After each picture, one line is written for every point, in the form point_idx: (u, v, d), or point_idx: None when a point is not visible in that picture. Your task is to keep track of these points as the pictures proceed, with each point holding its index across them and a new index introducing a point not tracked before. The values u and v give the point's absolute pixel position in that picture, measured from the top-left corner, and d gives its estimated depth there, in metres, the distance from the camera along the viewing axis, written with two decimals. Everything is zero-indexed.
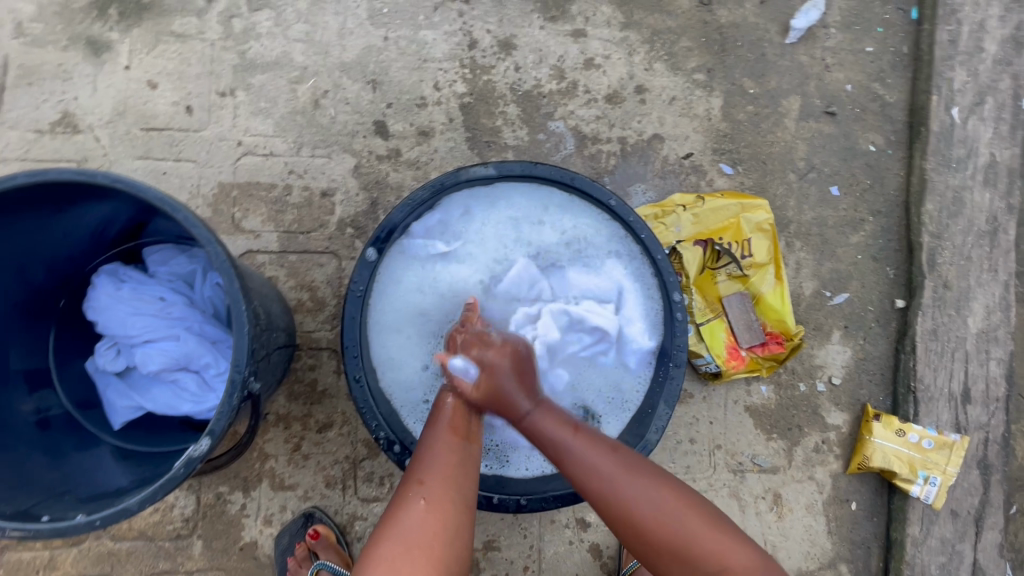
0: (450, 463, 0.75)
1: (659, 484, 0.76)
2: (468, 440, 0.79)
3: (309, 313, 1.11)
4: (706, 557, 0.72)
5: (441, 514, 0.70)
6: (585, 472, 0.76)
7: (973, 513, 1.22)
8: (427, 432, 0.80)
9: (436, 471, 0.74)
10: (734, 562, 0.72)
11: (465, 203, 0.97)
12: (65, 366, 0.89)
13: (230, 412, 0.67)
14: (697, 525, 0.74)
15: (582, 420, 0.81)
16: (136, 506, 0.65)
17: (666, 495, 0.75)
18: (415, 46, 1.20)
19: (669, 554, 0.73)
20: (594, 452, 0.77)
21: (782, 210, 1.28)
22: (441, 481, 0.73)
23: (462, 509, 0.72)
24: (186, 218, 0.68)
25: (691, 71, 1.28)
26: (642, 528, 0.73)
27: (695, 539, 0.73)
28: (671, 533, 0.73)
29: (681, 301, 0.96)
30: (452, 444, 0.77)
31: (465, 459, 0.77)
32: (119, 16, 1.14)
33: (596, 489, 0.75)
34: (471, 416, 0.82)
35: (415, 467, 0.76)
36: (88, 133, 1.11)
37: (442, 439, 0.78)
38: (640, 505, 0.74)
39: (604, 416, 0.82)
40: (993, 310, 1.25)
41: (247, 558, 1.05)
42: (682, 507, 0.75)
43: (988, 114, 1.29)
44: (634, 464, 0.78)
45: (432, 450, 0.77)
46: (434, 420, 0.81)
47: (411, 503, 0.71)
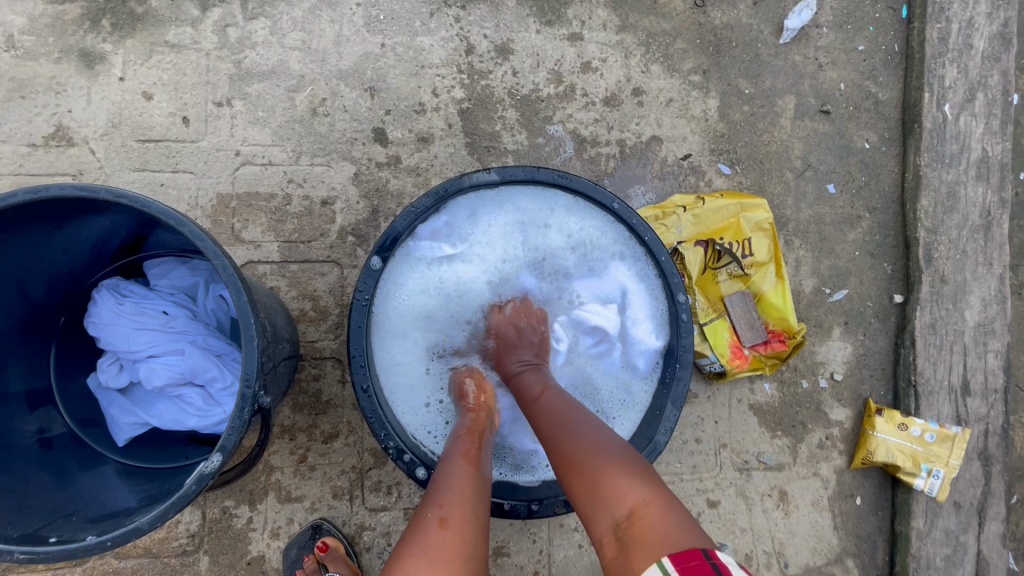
0: (465, 487, 0.73)
1: (597, 432, 0.77)
2: (481, 467, 0.78)
3: (312, 323, 1.10)
4: (615, 501, 0.68)
5: (459, 532, 0.67)
6: (544, 417, 0.82)
7: (976, 504, 1.23)
8: (442, 463, 0.78)
9: (453, 495, 0.72)
10: (644, 506, 0.67)
11: (469, 207, 0.97)
12: (67, 384, 0.87)
13: (240, 427, 0.66)
14: (615, 468, 0.71)
15: (548, 410, 0.83)
16: (148, 524, 0.64)
17: (597, 441, 0.76)
18: (412, 52, 1.20)
19: (582, 497, 0.71)
20: (554, 400, 0.84)
21: (781, 208, 1.29)
22: (459, 503, 0.71)
23: (479, 529, 0.69)
24: (191, 231, 0.67)
25: (687, 72, 1.29)
26: (567, 464, 0.74)
27: (607, 480, 0.70)
28: (590, 470, 0.72)
29: (686, 303, 0.97)
30: (462, 468, 0.77)
31: (480, 484, 0.75)
32: (111, 27, 1.13)
33: (544, 430, 0.80)
34: (483, 444, 0.82)
35: (431, 493, 0.73)
36: (83, 146, 1.10)
37: (454, 465, 0.77)
38: (573, 443, 0.76)
39: (567, 405, 0.83)
40: (989, 303, 1.27)
41: (254, 572, 1.04)
42: (608, 453, 0.74)
43: (979, 110, 1.31)
44: (584, 415, 0.81)
45: (445, 474, 0.75)
46: (446, 451, 0.81)
47: (426, 525, 0.67)
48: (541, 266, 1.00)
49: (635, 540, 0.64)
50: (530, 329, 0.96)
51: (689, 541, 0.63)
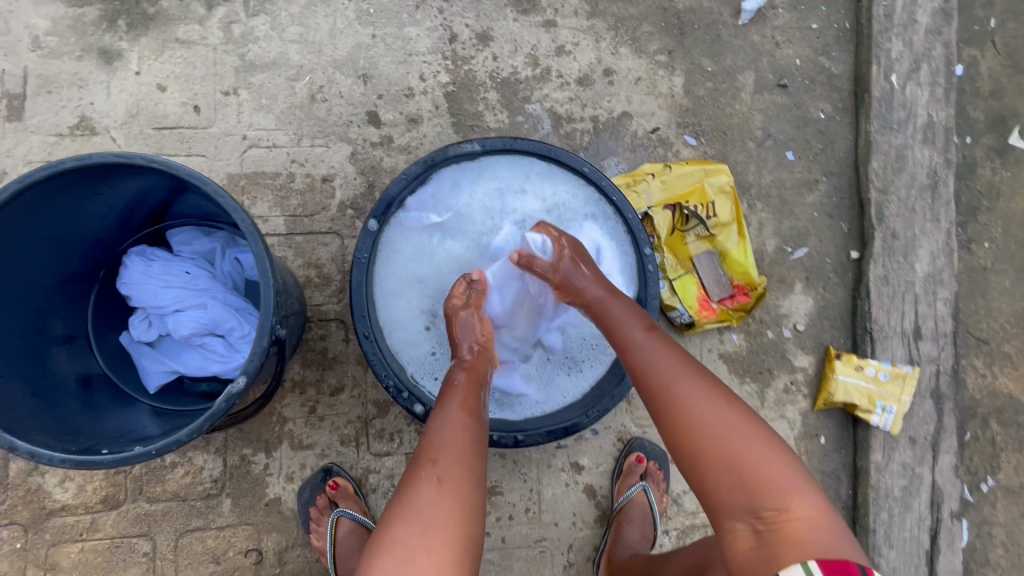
0: (463, 439, 0.81)
1: (729, 402, 0.79)
2: (474, 418, 0.86)
3: (317, 288, 1.22)
4: (771, 494, 0.72)
5: (454, 492, 0.75)
6: (666, 379, 0.81)
7: (930, 439, 1.34)
8: (438, 408, 0.86)
9: (447, 451, 0.79)
10: (802, 509, 0.71)
11: (453, 177, 1.08)
12: (103, 338, 0.99)
13: (260, 353, 0.77)
14: (769, 458, 0.74)
15: (659, 362, 0.84)
16: (185, 436, 0.75)
17: (732, 414, 0.77)
18: (401, 42, 1.31)
19: (723, 475, 0.74)
20: (664, 350, 0.86)
21: (743, 175, 1.40)
22: (455, 462, 0.78)
23: (478, 486, 0.78)
24: (213, 190, 0.78)
25: (653, 53, 1.40)
26: (700, 433, 0.76)
27: (765, 468, 0.73)
28: (740, 452, 0.74)
29: (651, 255, 1.08)
30: (458, 419, 0.84)
31: (474, 436, 0.83)
32: (127, 26, 1.24)
33: (661, 384, 0.81)
34: (480, 396, 0.90)
35: (427, 443, 0.81)
36: (105, 134, 1.21)
37: (451, 416, 0.84)
38: (707, 416, 0.77)
39: (682, 359, 0.84)
40: (938, 256, 1.38)
41: (272, 512, 1.16)
42: (753, 433, 0.75)
43: (924, 79, 1.42)
44: (702, 378, 0.81)
45: (444, 425, 0.83)
46: (444, 398, 0.87)
47: (424, 483, 0.75)
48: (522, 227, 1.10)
49: (780, 539, 0.70)
50: (591, 263, 1.00)
51: (843, 550, 0.68)
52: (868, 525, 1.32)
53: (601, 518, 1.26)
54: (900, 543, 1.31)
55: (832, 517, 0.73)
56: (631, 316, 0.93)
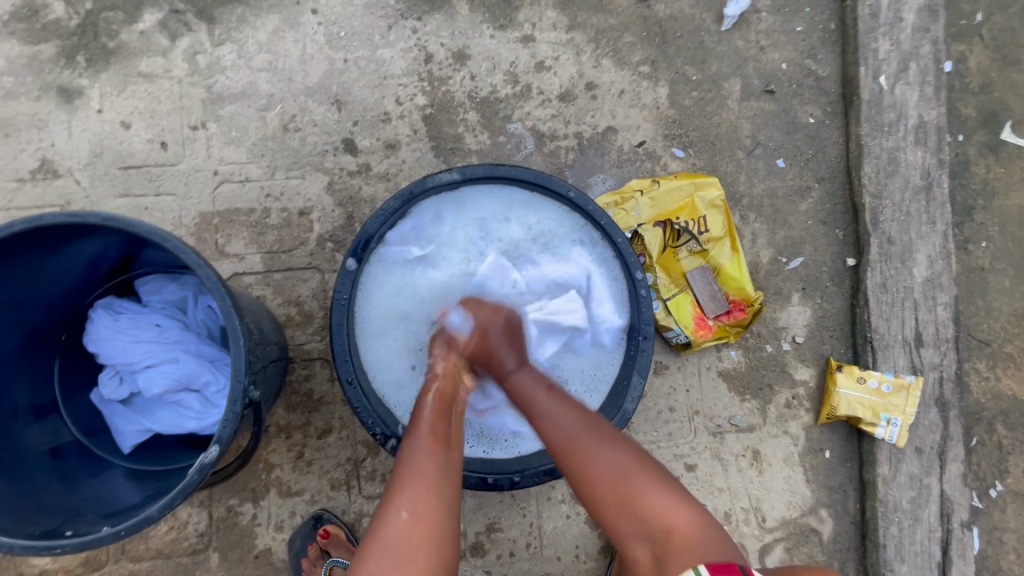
0: (431, 471, 0.78)
1: (623, 451, 0.82)
2: (448, 448, 0.82)
3: (298, 327, 1.17)
4: (655, 517, 0.76)
5: (424, 521, 0.73)
6: (563, 439, 0.83)
7: (937, 448, 1.31)
8: (409, 441, 0.82)
9: (416, 481, 0.76)
10: (684, 524, 0.76)
11: (434, 208, 1.04)
12: (72, 398, 0.94)
13: (234, 419, 0.73)
14: (655, 490, 0.78)
15: (557, 416, 0.85)
16: (156, 513, 0.71)
17: (630, 462, 0.81)
18: (374, 65, 1.26)
19: (618, 514, 0.78)
20: (564, 410, 0.86)
21: (734, 185, 1.37)
22: (421, 490, 0.75)
23: (448, 514, 0.75)
24: (175, 246, 0.73)
25: (636, 64, 1.36)
26: (597, 482, 0.79)
27: (648, 497, 0.78)
28: (630, 491, 0.78)
29: (644, 279, 1.04)
30: (429, 449, 0.80)
31: (446, 465, 0.80)
32: (86, 62, 1.19)
33: (561, 444, 0.83)
34: (450, 421, 0.86)
35: (396, 477, 0.78)
36: (68, 177, 1.16)
37: (418, 448, 0.80)
38: (601, 464, 0.80)
39: (578, 412, 0.86)
40: (936, 259, 1.35)
41: (262, 564, 1.11)
42: (638, 472, 0.80)
43: (913, 79, 1.38)
44: (593, 426, 0.84)
45: (413, 457, 0.80)
46: (414, 428, 0.84)
47: (392, 518, 0.73)
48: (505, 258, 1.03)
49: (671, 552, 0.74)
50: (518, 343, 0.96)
51: (718, 550, 0.73)
52: (878, 540, 1.29)
53: (605, 549, 1.22)
54: (910, 557, 1.29)
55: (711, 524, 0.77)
56: (533, 380, 0.92)
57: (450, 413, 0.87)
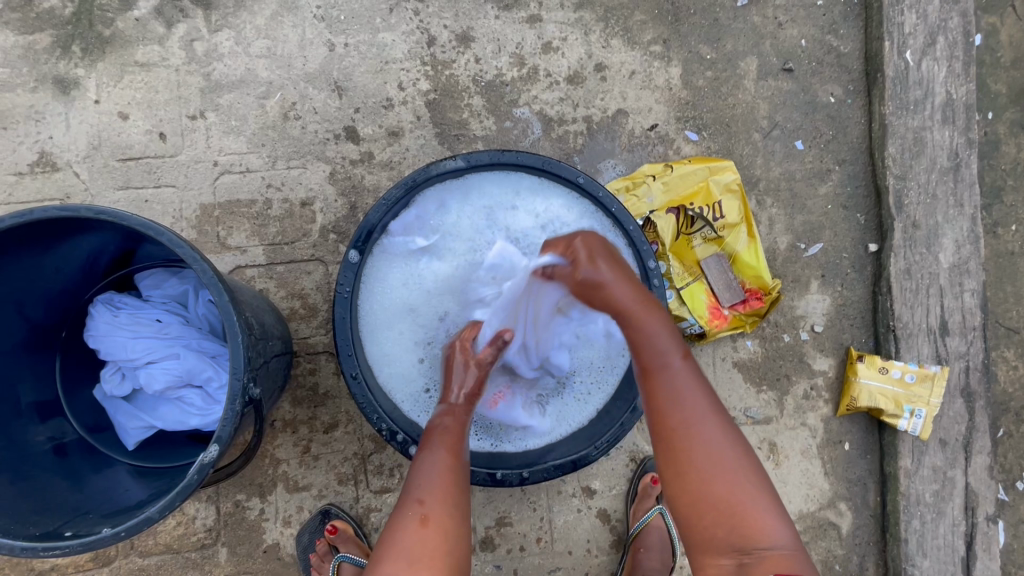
0: (446, 481, 0.78)
1: (734, 449, 0.76)
2: (463, 458, 0.82)
3: (303, 320, 1.15)
4: (754, 527, 0.71)
5: (439, 530, 0.73)
6: (676, 412, 0.78)
7: (962, 440, 1.26)
8: (421, 451, 0.82)
9: (435, 491, 0.77)
10: (782, 548, 0.70)
11: (438, 197, 1.01)
12: (74, 395, 0.93)
13: (233, 417, 0.71)
14: (754, 500, 0.73)
15: (681, 387, 0.79)
16: (156, 514, 0.69)
17: (738, 464, 0.75)
18: (375, 49, 1.22)
19: (713, 511, 0.73)
20: (692, 387, 0.80)
21: (750, 169, 1.31)
22: (439, 502, 0.76)
23: (463, 527, 0.76)
24: (170, 239, 0.71)
25: (647, 44, 1.30)
26: (707, 468, 0.75)
27: (754, 506, 0.73)
28: (738, 495, 0.73)
29: (656, 269, 1.00)
30: (444, 459, 0.80)
31: (460, 473, 0.80)
32: (81, 52, 1.16)
33: (681, 422, 0.77)
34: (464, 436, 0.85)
35: (411, 483, 0.79)
36: (67, 170, 1.14)
37: (437, 456, 0.80)
38: (716, 458, 0.75)
39: (703, 390, 0.80)
40: (963, 243, 1.29)
41: (271, 559, 1.10)
42: (746, 479, 0.74)
43: (941, 54, 1.31)
44: (711, 410, 0.79)
45: (428, 464, 0.79)
46: (429, 436, 0.84)
47: (410, 524, 0.73)
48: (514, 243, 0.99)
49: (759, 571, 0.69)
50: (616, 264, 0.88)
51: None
52: (899, 534, 1.25)
53: (617, 544, 1.19)
54: (933, 551, 1.25)
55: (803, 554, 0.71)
56: (667, 337, 0.83)
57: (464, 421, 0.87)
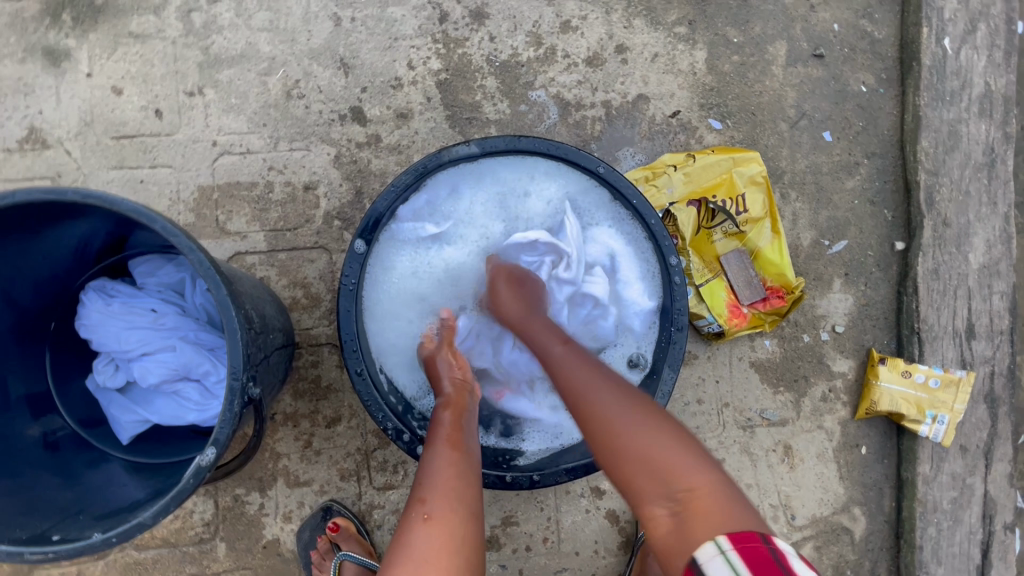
0: (451, 476, 0.71)
1: (637, 403, 0.73)
2: (467, 452, 0.76)
3: (305, 310, 1.10)
4: (672, 473, 0.66)
5: (446, 528, 0.66)
6: (575, 383, 0.77)
7: (982, 446, 1.23)
8: (426, 449, 0.76)
9: (438, 486, 0.70)
10: (703, 483, 0.65)
11: (450, 181, 0.95)
12: (66, 386, 0.89)
13: (232, 419, 0.66)
14: (661, 442, 0.68)
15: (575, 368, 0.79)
16: (150, 519, 0.65)
17: (645, 415, 0.72)
18: (384, 24, 1.15)
19: (628, 463, 0.68)
20: (585, 370, 0.78)
21: (775, 160, 1.25)
22: (443, 497, 0.69)
23: (472, 519, 0.68)
24: (164, 227, 0.65)
25: (672, 25, 1.23)
26: (613, 437, 0.70)
27: (671, 454, 0.67)
28: (645, 443, 0.68)
29: (679, 265, 0.93)
30: (448, 456, 0.74)
31: (466, 470, 0.73)
32: (73, 21, 1.10)
33: (581, 403, 0.75)
34: (465, 426, 0.80)
35: (416, 485, 0.72)
36: (58, 147, 1.08)
37: (437, 453, 0.74)
38: (618, 421, 0.71)
39: (598, 366, 0.79)
40: (994, 244, 1.23)
41: (270, 555, 1.07)
42: (650, 424, 0.70)
43: (981, 42, 1.24)
44: (610, 377, 0.77)
45: (431, 463, 0.73)
46: (429, 436, 0.78)
47: (413, 524, 0.67)
48: (512, 240, 0.95)
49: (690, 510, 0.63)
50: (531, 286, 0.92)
51: (741, 517, 0.62)
52: (915, 541, 1.22)
53: (625, 546, 1.16)
54: (948, 559, 1.22)
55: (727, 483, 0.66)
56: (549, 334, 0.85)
57: (463, 419, 0.81)
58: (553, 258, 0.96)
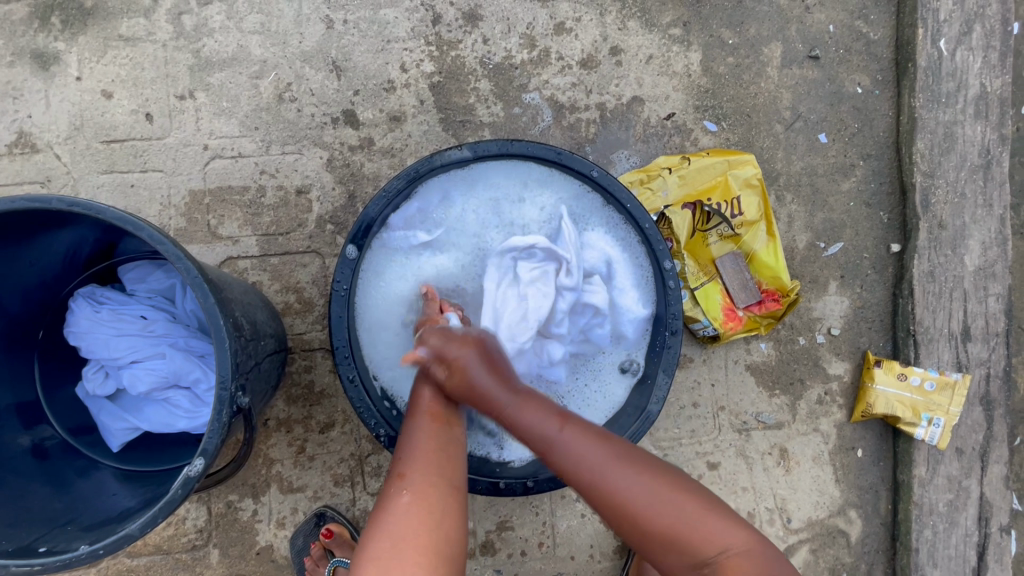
0: (433, 450, 0.72)
1: (656, 480, 0.72)
2: (453, 429, 0.77)
3: (298, 315, 1.09)
4: (708, 545, 0.68)
5: (426, 505, 0.67)
6: (585, 470, 0.72)
7: (978, 449, 1.22)
8: (408, 422, 0.77)
9: (418, 460, 0.71)
10: (735, 550, 0.68)
11: (442, 188, 0.94)
12: (55, 394, 0.88)
13: (220, 429, 0.66)
14: (692, 519, 0.69)
15: (577, 451, 0.73)
16: (138, 531, 0.64)
17: (665, 492, 0.71)
18: (377, 27, 1.15)
19: (662, 545, 0.69)
20: (590, 445, 0.73)
21: (771, 162, 1.25)
22: (423, 470, 0.70)
23: (453, 493, 0.69)
24: (150, 235, 0.65)
25: (666, 27, 1.23)
26: (637, 521, 0.70)
27: (698, 523, 0.69)
28: (672, 527, 0.69)
29: (673, 269, 0.92)
30: (429, 430, 0.75)
31: (447, 443, 0.74)
32: (62, 24, 1.09)
33: (595, 487, 0.71)
34: (451, 401, 0.80)
35: (396, 459, 0.73)
36: (48, 151, 1.07)
37: (420, 427, 0.75)
38: (641, 505, 0.70)
39: (601, 441, 0.74)
40: (990, 246, 1.23)
41: (264, 561, 1.07)
42: (677, 504, 0.70)
43: (976, 43, 1.24)
44: (622, 454, 0.73)
45: (413, 438, 0.74)
46: (411, 408, 0.78)
47: (394, 500, 0.67)
48: (510, 244, 0.93)
49: None
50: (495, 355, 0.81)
51: (773, 569, 0.67)
52: (911, 544, 1.22)
53: (621, 550, 1.16)
54: (944, 562, 1.22)
55: (752, 531, 0.70)
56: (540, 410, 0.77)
57: (447, 393, 0.81)
58: (553, 265, 0.94)
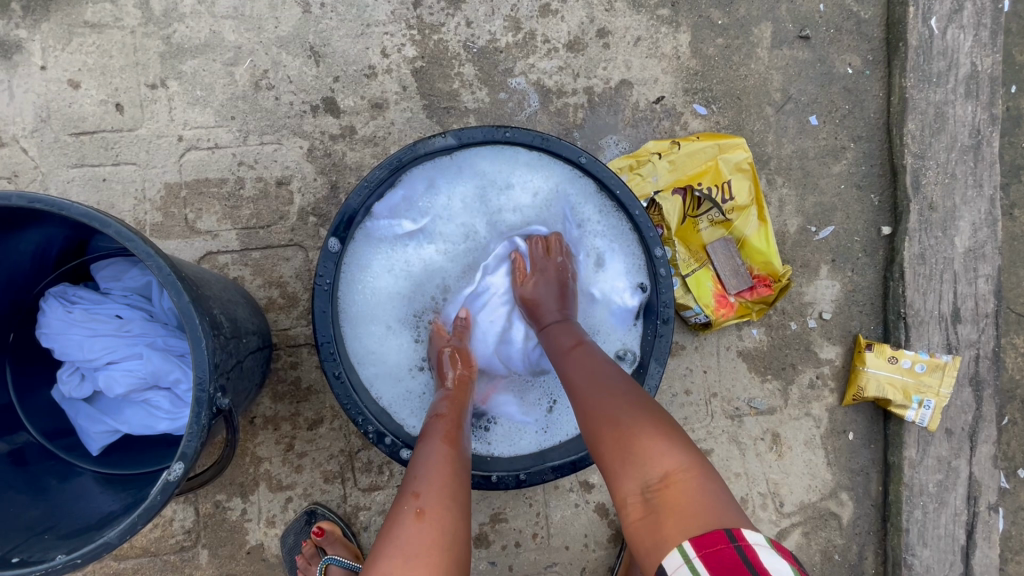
0: (446, 472, 0.68)
1: (623, 398, 0.70)
2: (462, 447, 0.74)
3: (282, 311, 1.07)
4: (648, 460, 0.62)
5: (437, 523, 0.62)
6: (573, 376, 0.76)
7: (968, 429, 1.23)
8: (419, 443, 0.74)
9: (430, 479, 0.67)
10: (676, 469, 0.61)
11: (427, 175, 0.91)
12: (29, 398, 0.85)
13: (199, 432, 0.63)
14: (641, 430, 0.65)
15: (578, 368, 0.77)
16: (116, 538, 0.62)
17: (623, 405, 0.69)
18: (355, 10, 1.10)
19: (611, 453, 0.65)
20: (588, 365, 0.77)
21: (761, 146, 1.23)
22: (434, 490, 0.66)
23: (461, 519, 0.65)
24: (118, 232, 0.62)
25: (654, 7, 1.20)
26: (594, 429, 0.69)
27: (646, 437, 0.64)
28: (621, 430, 0.66)
29: (664, 257, 0.90)
30: (442, 449, 0.72)
31: (458, 465, 0.71)
32: (23, 10, 1.04)
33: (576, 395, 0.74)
34: (464, 425, 0.78)
35: (408, 477, 0.69)
36: (13, 145, 1.03)
37: (432, 447, 0.72)
38: (603, 405, 0.70)
39: (602, 365, 0.77)
40: (980, 227, 1.22)
41: (255, 561, 1.05)
42: (633, 416, 0.67)
43: (967, 21, 1.22)
44: (608, 375, 0.75)
45: (424, 456, 0.71)
46: (426, 433, 0.75)
47: (401, 516, 0.63)
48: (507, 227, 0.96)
49: (664, 503, 0.59)
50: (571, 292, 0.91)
51: (715, 511, 0.57)
52: (901, 525, 1.23)
53: (615, 538, 1.16)
54: (934, 541, 1.23)
55: (708, 473, 0.61)
56: (565, 335, 0.84)
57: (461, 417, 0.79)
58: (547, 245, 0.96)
